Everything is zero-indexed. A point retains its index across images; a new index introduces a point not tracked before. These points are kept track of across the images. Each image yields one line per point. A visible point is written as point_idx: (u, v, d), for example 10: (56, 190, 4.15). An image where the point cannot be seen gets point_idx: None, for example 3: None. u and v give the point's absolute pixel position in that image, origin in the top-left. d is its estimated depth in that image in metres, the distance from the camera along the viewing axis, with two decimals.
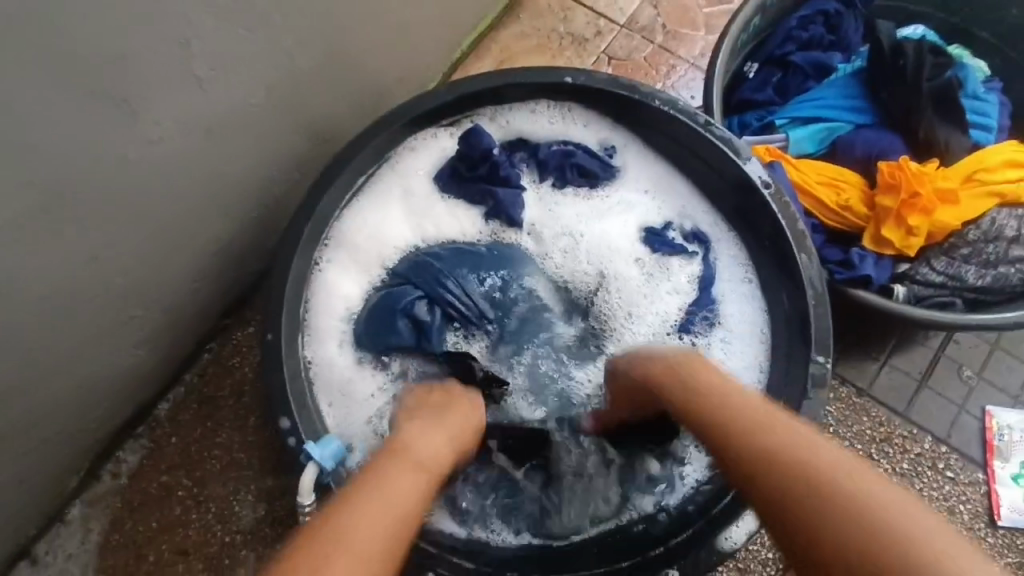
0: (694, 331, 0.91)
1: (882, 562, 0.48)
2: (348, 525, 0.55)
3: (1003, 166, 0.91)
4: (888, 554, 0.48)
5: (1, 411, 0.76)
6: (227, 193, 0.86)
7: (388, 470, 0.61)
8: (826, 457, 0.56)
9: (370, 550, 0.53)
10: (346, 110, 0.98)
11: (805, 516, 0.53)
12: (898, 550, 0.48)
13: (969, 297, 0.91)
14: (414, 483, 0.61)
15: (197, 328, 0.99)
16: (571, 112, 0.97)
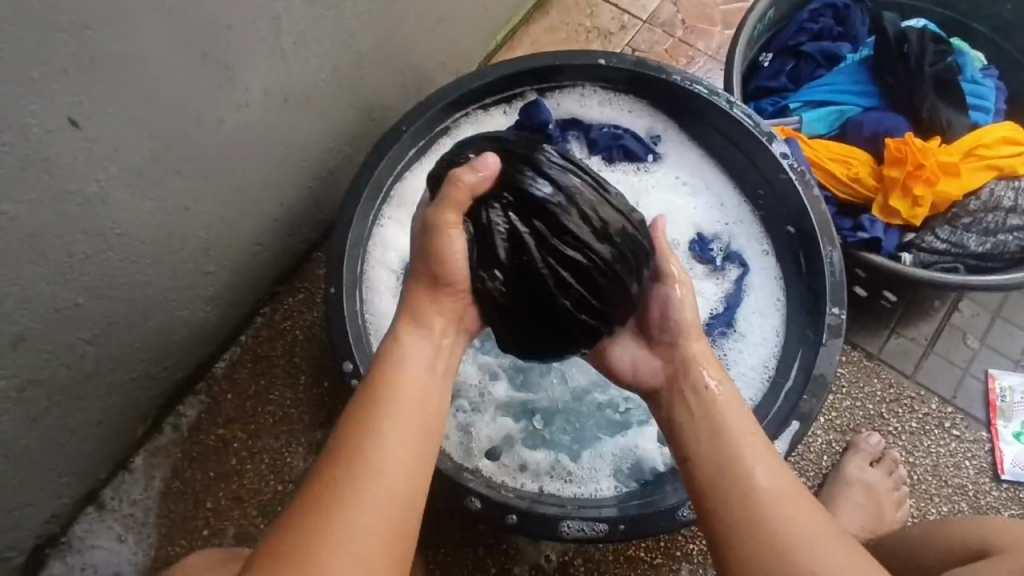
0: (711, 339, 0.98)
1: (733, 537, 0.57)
2: (399, 410, 0.58)
3: (1000, 142, 1.00)
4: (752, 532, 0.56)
5: (94, 352, 0.84)
6: (293, 162, 0.96)
7: (370, 429, 0.56)
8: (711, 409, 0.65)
9: (395, 489, 0.53)
10: (398, 91, 1.07)
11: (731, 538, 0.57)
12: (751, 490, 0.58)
13: (971, 263, 0.98)
14: (420, 449, 0.57)
15: (255, 290, 1.08)
16: (616, 99, 1.06)
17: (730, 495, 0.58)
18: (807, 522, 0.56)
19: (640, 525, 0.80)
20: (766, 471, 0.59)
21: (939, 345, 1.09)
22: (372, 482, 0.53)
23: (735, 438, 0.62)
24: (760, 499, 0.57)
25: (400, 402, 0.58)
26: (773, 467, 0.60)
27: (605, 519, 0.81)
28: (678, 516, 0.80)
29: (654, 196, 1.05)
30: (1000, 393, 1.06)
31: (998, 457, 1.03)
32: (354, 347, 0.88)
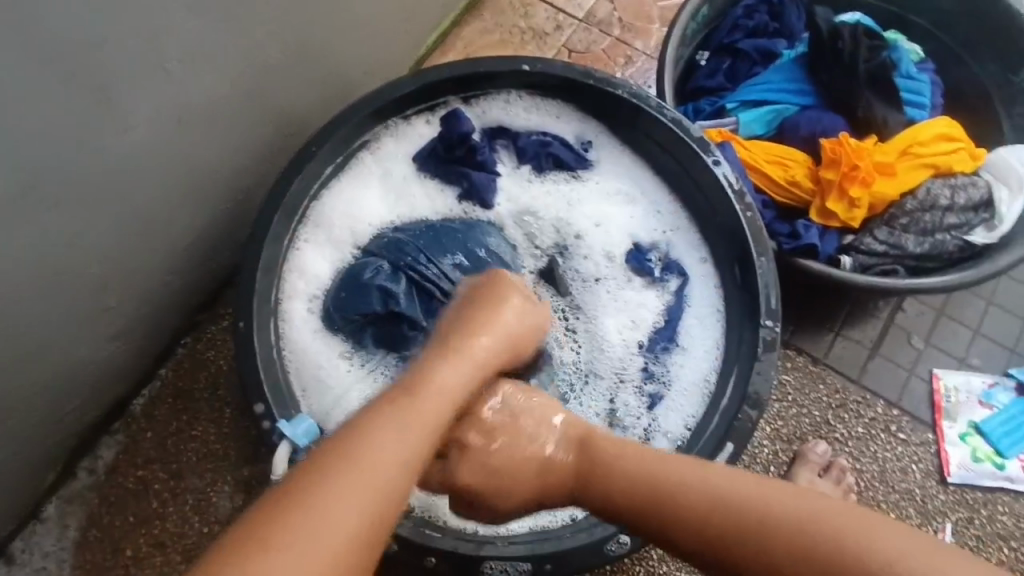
0: (653, 353, 0.94)
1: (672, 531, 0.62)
2: (423, 414, 0.60)
3: (935, 139, 0.98)
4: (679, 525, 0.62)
5: None
6: (198, 186, 0.89)
7: (381, 418, 0.58)
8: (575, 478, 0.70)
9: (388, 474, 0.55)
10: (315, 104, 1.01)
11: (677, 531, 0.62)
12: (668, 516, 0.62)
13: (910, 264, 0.96)
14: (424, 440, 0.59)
15: (171, 322, 1.01)
16: (543, 104, 1.01)
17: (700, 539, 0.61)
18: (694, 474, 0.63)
19: (565, 560, 0.77)
20: (625, 477, 0.66)
21: (884, 348, 1.07)
22: (372, 466, 0.54)
23: (642, 495, 0.64)
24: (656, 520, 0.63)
25: (425, 404, 0.61)
26: (689, 492, 0.62)
27: (528, 556, 0.77)
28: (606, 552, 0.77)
29: (586, 204, 1.01)
30: (945, 392, 1.04)
31: (944, 460, 1.01)
32: (265, 386, 0.82)
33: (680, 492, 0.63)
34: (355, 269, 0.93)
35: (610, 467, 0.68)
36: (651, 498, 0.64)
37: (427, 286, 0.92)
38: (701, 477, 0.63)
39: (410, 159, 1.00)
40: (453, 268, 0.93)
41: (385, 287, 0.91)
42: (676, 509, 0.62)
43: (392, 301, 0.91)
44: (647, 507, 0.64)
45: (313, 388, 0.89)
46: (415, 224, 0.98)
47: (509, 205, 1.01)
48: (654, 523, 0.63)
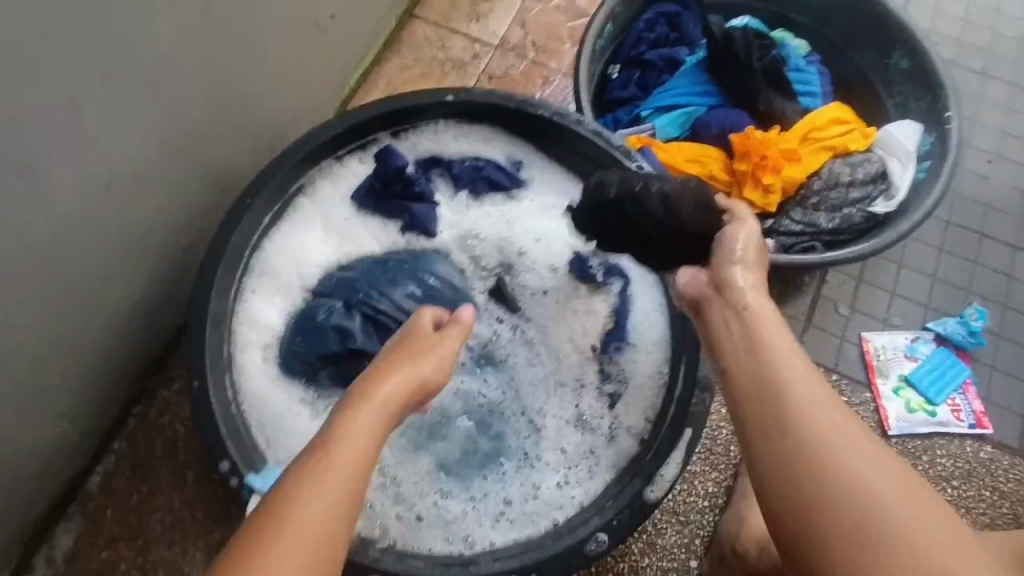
0: (610, 353, 0.96)
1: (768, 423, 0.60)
2: (349, 454, 0.53)
3: (830, 123, 1.07)
4: (785, 430, 0.59)
5: None
6: (134, 249, 0.88)
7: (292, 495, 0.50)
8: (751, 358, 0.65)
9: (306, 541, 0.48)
10: (246, 154, 1.02)
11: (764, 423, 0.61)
12: (772, 407, 0.61)
13: (826, 239, 1.04)
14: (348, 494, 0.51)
15: (119, 391, 0.98)
16: (472, 131, 1.05)
17: (778, 479, 0.57)
18: (855, 439, 0.57)
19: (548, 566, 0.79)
20: (795, 378, 0.62)
21: (817, 319, 1.15)
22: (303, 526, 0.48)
23: (785, 404, 0.60)
24: (772, 396, 0.62)
25: (352, 441, 0.54)
26: (854, 451, 0.56)
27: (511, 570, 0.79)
28: (587, 551, 0.80)
29: (526, 222, 1.04)
30: (875, 352, 1.12)
31: (883, 414, 1.08)
32: (229, 442, 0.81)
33: (810, 420, 0.59)
34: (307, 312, 0.93)
35: (776, 370, 0.63)
36: (748, 388, 0.63)
37: (383, 320, 0.92)
38: (863, 461, 0.56)
39: (348, 198, 1.02)
40: (406, 298, 0.94)
41: (342, 325, 0.90)
42: (796, 417, 0.59)
43: (348, 338, 0.90)
44: (756, 390, 0.63)
45: (277, 437, 0.87)
46: (363, 261, 0.99)
47: (451, 232, 1.04)
48: (766, 410, 0.61)
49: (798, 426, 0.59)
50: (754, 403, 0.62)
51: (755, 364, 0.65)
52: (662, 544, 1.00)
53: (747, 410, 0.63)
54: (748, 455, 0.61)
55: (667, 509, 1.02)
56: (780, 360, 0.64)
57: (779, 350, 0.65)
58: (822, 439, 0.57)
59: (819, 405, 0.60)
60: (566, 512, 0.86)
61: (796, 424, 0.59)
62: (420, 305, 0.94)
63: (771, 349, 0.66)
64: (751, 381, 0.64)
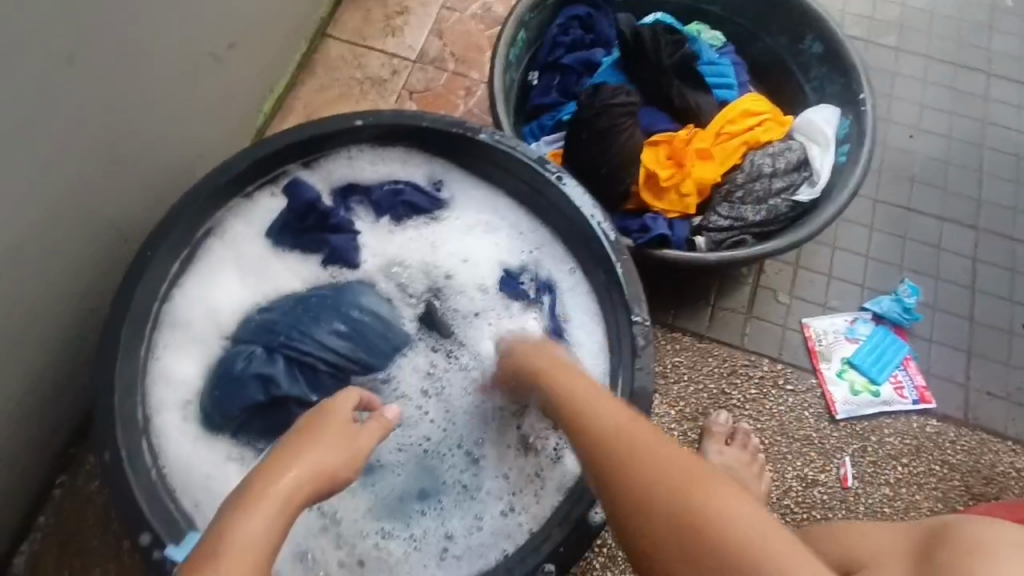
0: None
1: (695, 517, 0.56)
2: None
3: (744, 116, 1.06)
4: (696, 522, 0.56)
5: None
6: (25, 317, 0.84)
7: None
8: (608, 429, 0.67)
9: None
10: (147, 201, 0.97)
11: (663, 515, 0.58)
12: (691, 505, 0.57)
13: (754, 232, 1.03)
14: None
15: (36, 463, 0.94)
16: (385, 155, 1.02)
17: (681, 535, 0.56)
18: (752, 510, 0.55)
19: None
20: (682, 466, 0.60)
21: (758, 309, 1.14)
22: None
23: (673, 483, 0.59)
24: (691, 493, 0.57)
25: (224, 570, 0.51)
26: (739, 501, 0.56)
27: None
28: None
29: (452, 244, 1.02)
30: (817, 337, 1.12)
31: (830, 399, 1.08)
32: (150, 514, 0.76)
33: (718, 521, 0.55)
34: (228, 361, 0.89)
35: (666, 465, 0.60)
36: (684, 480, 0.58)
37: (308, 362, 0.88)
38: (783, 547, 0.53)
39: (263, 236, 0.98)
40: (331, 335, 0.90)
41: (263, 373, 0.86)
42: (706, 509, 0.56)
43: (268, 383, 0.86)
44: (676, 492, 0.58)
45: (206, 499, 0.83)
46: (283, 299, 0.95)
47: (377, 259, 1.01)
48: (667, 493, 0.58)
49: (699, 523, 0.56)
50: (651, 514, 0.58)
51: (664, 458, 0.61)
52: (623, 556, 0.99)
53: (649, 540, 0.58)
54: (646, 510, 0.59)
55: None
56: (666, 450, 0.62)
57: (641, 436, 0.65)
58: (717, 531, 0.55)
59: (729, 499, 0.56)
60: (515, 543, 0.85)
61: (694, 526, 0.56)
62: (347, 342, 0.91)
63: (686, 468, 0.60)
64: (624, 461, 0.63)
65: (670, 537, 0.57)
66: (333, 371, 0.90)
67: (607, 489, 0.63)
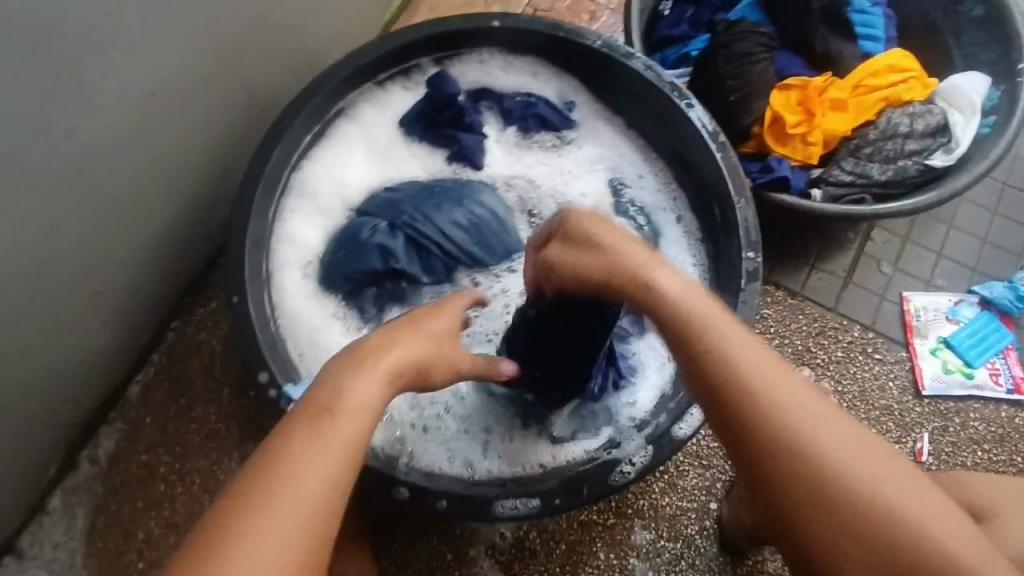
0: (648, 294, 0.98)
1: (790, 454, 0.54)
2: (344, 427, 0.56)
3: (885, 71, 1.02)
4: (804, 456, 0.54)
5: None
6: (173, 164, 0.89)
7: (295, 461, 0.53)
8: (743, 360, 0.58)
9: (304, 500, 0.51)
10: (285, 75, 1.01)
11: (783, 455, 0.54)
12: (801, 440, 0.54)
13: (875, 192, 1.00)
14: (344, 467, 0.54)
15: (158, 305, 1.01)
16: (518, 63, 1.03)
17: (800, 491, 0.54)
18: (860, 440, 0.54)
19: (569, 496, 0.80)
20: (803, 408, 0.55)
21: (857, 275, 1.12)
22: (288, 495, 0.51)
23: (792, 435, 0.54)
24: (805, 440, 0.54)
25: (346, 416, 0.56)
26: (849, 436, 0.54)
27: (537, 494, 0.80)
28: (610, 482, 0.80)
29: (568, 163, 1.04)
30: (915, 312, 1.10)
31: (918, 375, 1.07)
32: (267, 356, 0.83)
33: (843, 464, 0.53)
34: (352, 231, 0.94)
35: (790, 419, 0.55)
36: (796, 417, 0.55)
37: (426, 244, 0.93)
38: (891, 480, 0.53)
39: (395, 125, 1.02)
40: (449, 225, 0.94)
41: (384, 246, 0.92)
42: (828, 454, 0.53)
43: (388, 257, 0.92)
44: (782, 433, 0.54)
45: (309, 350, 0.90)
46: (409, 184, 0.99)
47: (496, 166, 1.03)
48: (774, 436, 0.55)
49: (817, 445, 0.54)
50: (772, 449, 0.55)
51: (778, 387, 0.56)
52: (683, 485, 1.02)
53: (758, 461, 0.55)
54: (743, 435, 0.56)
55: (691, 453, 1.03)
56: (763, 362, 0.58)
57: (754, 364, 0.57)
58: (835, 460, 0.53)
59: (838, 434, 0.54)
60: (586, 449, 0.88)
61: (802, 458, 0.54)
62: (464, 237, 0.94)
63: (782, 388, 0.56)
64: (739, 396, 0.56)
65: (784, 455, 0.54)
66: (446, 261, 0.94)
67: (713, 365, 0.58)
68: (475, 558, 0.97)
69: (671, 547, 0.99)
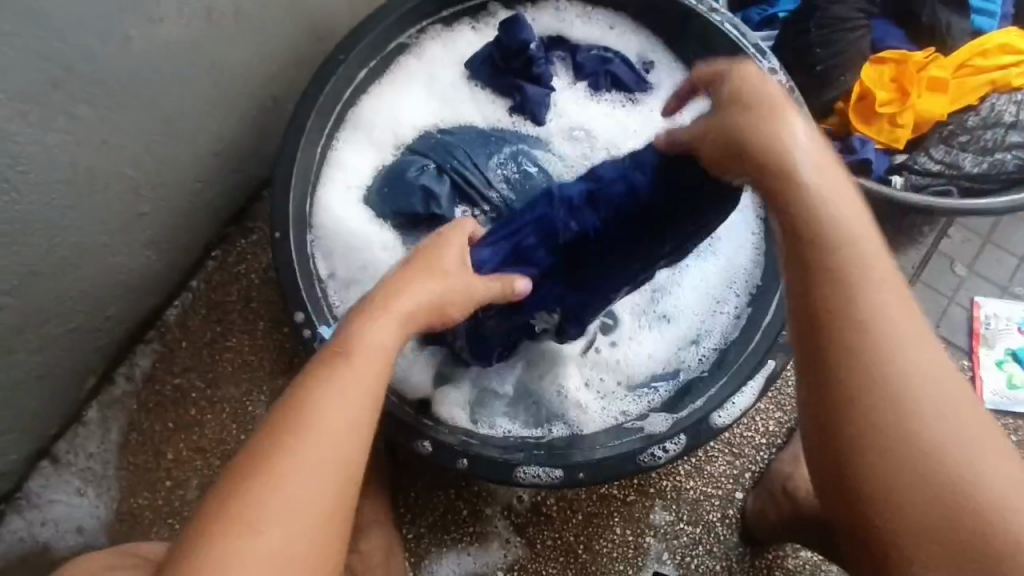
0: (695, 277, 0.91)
1: (841, 337, 0.48)
2: (361, 375, 0.54)
3: (996, 52, 0.92)
4: (853, 343, 0.47)
5: (32, 300, 0.78)
6: (225, 88, 0.86)
7: (312, 390, 0.52)
8: (835, 226, 0.51)
9: (332, 431, 0.50)
10: (344, 5, 0.96)
11: (833, 335, 0.48)
12: (867, 327, 0.47)
13: (964, 185, 0.91)
14: (363, 395, 0.53)
15: (201, 232, 1.00)
16: (593, 14, 0.99)
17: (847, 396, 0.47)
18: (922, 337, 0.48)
19: (594, 471, 0.77)
20: (880, 286, 0.49)
21: (926, 275, 1.04)
22: (298, 475, 0.48)
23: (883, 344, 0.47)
24: (870, 319, 0.48)
25: (363, 363, 0.54)
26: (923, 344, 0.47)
27: (561, 465, 0.78)
28: (638, 461, 0.78)
29: (637, 124, 0.97)
30: (985, 320, 1.02)
31: (978, 386, 1.00)
32: (304, 297, 0.81)
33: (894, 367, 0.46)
34: (398, 168, 0.91)
35: (843, 300, 0.48)
36: (871, 291, 0.48)
37: (472, 193, 0.89)
38: (943, 385, 0.46)
39: (459, 69, 0.97)
40: (496, 176, 0.90)
41: (428, 188, 0.88)
42: (905, 341, 0.47)
43: (430, 199, 0.88)
44: (827, 313, 0.49)
45: (343, 291, 0.88)
46: (466, 130, 0.95)
47: (559, 122, 0.97)
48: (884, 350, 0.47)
49: (875, 333, 0.47)
50: (831, 335, 0.48)
51: (853, 262, 0.50)
52: (710, 471, 0.99)
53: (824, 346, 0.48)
54: (807, 338, 0.49)
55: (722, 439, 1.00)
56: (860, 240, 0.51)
57: (865, 260, 0.50)
58: (902, 360, 0.46)
59: (914, 333, 0.48)
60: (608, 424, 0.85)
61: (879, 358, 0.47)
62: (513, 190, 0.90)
63: (828, 254, 0.50)
64: (812, 259, 0.51)
65: (833, 349, 0.48)
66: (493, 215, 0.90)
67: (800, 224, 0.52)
68: (491, 517, 0.96)
69: (689, 531, 0.97)
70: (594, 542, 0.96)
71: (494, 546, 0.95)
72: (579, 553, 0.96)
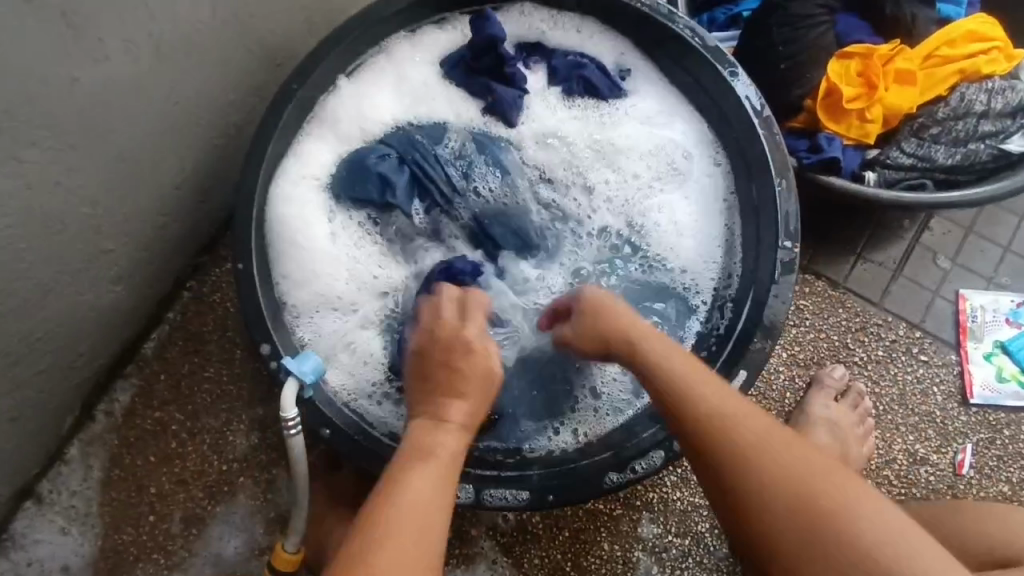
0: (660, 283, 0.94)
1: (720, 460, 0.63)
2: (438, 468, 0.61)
3: (965, 39, 0.90)
4: (720, 456, 0.63)
5: None
6: (182, 120, 0.86)
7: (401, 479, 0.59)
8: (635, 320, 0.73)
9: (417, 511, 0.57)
10: (302, 28, 0.96)
11: (717, 459, 0.63)
12: (721, 448, 0.62)
13: (939, 178, 0.89)
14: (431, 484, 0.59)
15: (172, 265, 1.00)
16: (559, 16, 0.96)
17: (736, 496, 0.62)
18: (764, 429, 0.63)
19: (561, 494, 0.77)
20: (710, 400, 0.65)
21: (909, 269, 1.02)
22: (401, 540, 0.55)
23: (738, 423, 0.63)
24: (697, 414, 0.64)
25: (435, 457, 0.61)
26: (751, 423, 0.63)
27: (528, 488, 0.78)
28: (608, 482, 0.78)
29: (612, 120, 0.96)
30: (971, 313, 1.00)
31: (967, 380, 0.98)
32: (270, 328, 0.81)
33: (755, 466, 0.61)
34: (359, 162, 0.90)
35: (688, 413, 0.65)
36: (697, 390, 0.66)
37: (429, 186, 0.92)
38: (792, 468, 0.60)
39: (427, 65, 0.96)
40: (453, 170, 0.92)
41: (386, 177, 0.90)
42: (745, 449, 0.62)
43: (388, 191, 0.90)
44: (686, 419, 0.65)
45: (309, 300, 0.87)
46: (435, 127, 0.95)
47: (529, 124, 0.96)
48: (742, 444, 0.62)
49: (726, 433, 0.63)
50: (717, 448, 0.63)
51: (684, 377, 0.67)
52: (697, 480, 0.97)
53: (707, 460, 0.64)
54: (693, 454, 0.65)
55: None
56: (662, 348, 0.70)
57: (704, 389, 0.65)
58: (743, 450, 0.62)
59: (727, 408, 0.64)
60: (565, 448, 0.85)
61: (740, 467, 0.62)
62: (470, 186, 0.92)
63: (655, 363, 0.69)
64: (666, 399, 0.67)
65: (712, 458, 0.63)
66: (447, 207, 0.92)
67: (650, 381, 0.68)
68: (476, 539, 0.95)
69: (679, 544, 0.95)
70: (582, 559, 0.95)
71: (481, 567, 0.94)
72: (567, 570, 0.94)
